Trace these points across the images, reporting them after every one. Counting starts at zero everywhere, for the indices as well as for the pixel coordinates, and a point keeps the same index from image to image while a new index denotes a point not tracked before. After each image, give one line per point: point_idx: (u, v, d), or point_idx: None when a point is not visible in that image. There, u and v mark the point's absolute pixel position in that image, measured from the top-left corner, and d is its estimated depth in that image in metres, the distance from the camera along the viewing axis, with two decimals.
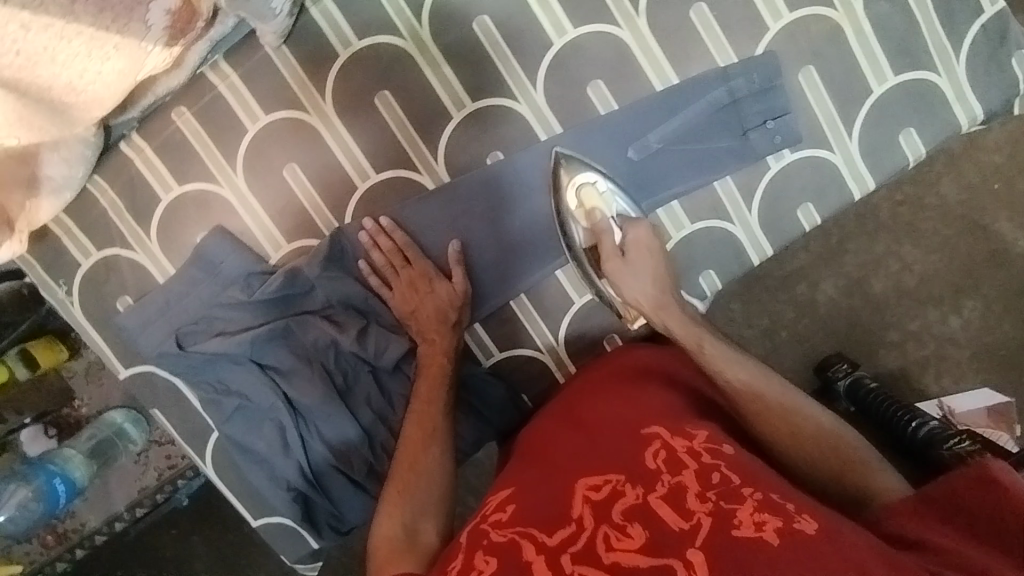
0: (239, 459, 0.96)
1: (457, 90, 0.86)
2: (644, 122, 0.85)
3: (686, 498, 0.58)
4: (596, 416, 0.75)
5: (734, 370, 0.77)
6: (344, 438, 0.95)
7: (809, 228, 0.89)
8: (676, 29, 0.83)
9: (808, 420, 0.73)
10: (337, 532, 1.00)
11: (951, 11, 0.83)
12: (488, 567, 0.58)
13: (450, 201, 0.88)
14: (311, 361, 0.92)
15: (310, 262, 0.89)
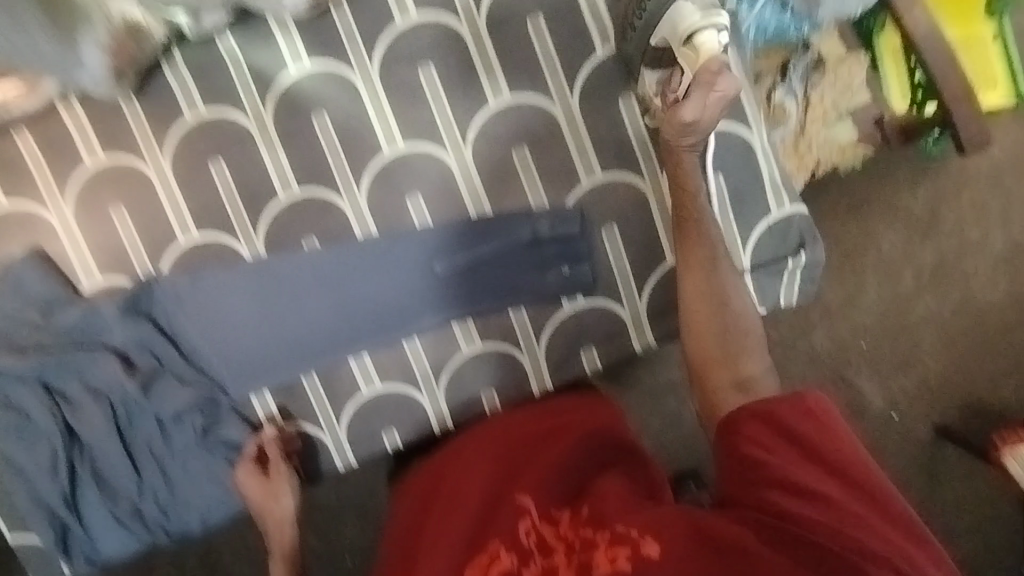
0: (7, 476, 0.95)
1: (286, 173, 0.91)
2: (447, 247, 0.92)
3: (557, 572, 0.64)
4: (450, 477, 0.79)
5: (695, 206, 0.80)
6: (117, 474, 0.97)
7: (592, 369, 0.96)
8: (498, 165, 0.91)
9: (716, 308, 0.79)
10: (93, 565, 1.00)
11: (745, 204, 0.90)
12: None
13: (264, 275, 0.93)
14: (99, 394, 0.95)
15: (112, 301, 0.94)
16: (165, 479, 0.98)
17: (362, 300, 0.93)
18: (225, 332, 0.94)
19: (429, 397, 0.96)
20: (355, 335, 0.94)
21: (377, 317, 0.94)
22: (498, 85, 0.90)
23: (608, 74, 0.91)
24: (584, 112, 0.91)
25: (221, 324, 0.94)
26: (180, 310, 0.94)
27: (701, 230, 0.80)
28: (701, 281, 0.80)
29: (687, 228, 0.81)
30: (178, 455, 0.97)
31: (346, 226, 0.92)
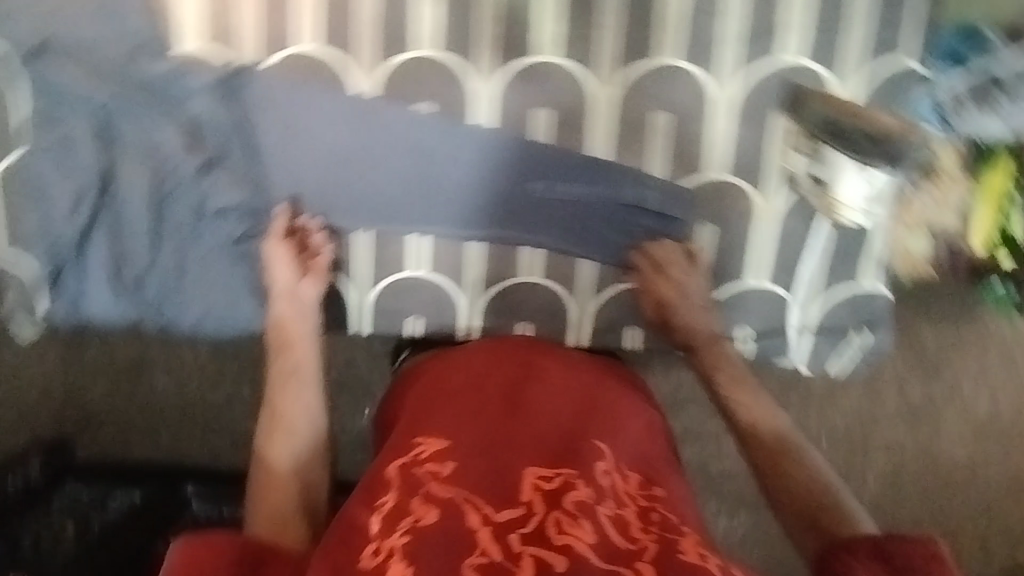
0: (23, 190, 0.91)
1: (433, 29, 0.87)
2: (541, 168, 0.90)
3: (629, 529, 0.67)
4: (526, 382, 0.81)
5: (739, 378, 0.82)
6: (134, 238, 0.93)
7: (629, 347, 0.97)
8: (634, 118, 0.88)
9: (761, 413, 0.78)
10: (68, 316, 0.97)
11: (837, 264, 0.91)
12: (425, 518, 0.66)
13: (366, 113, 0.89)
14: (152, 155, 0.90)
15: (206, 71, 0.88)
16: (179, 266, 0.95)
17: (449, 180, 0.90)
18: (301, 151, 0.90)
19: (467, 302, 0.96)
20: (428, 210, 0.92)
21: (457, 202, 0.91)
22: (672, 44, 0.86)
23: (777, 86, 0.87)
24: (738, 110, 0.87)
25: (291, 144, 0.90)
26: (263, 113, 0.89)
27: (748, 392, 0.80)
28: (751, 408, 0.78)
29: (740, 391, 0.80)
30: (201, 249, 0.94)
31: (466, 106, 0.89)
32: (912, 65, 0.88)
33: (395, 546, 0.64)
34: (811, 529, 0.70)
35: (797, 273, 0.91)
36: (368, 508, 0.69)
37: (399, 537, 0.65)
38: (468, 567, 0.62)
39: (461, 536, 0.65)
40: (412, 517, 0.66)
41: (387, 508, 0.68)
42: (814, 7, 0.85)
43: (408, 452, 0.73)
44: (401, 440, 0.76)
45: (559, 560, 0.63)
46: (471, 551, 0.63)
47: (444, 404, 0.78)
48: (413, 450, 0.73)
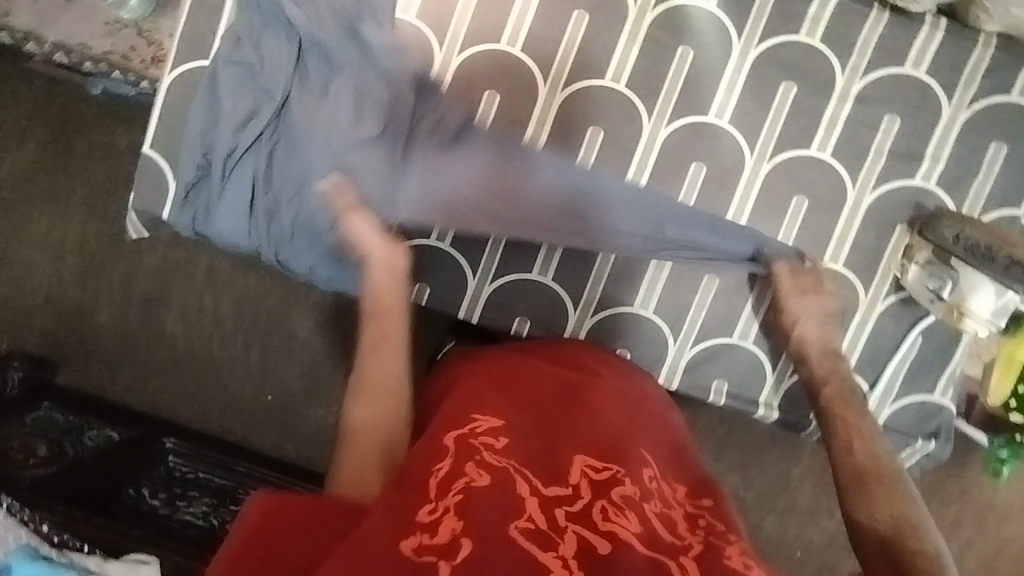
0: (200, 96, 0.95)
1: (624, 67, 0.95)
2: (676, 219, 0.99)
3: (675, 526, 0.63)
4: (585, 385, 0.80)
5: (850, 403, 0.81)
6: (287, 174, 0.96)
7: (711, 399, 1.01)
8: (776, 194, 0.97)
9: (866, 440, 0.77)
10: (191, 228, 0.99)
11: (917, 374, 0.98)
12: (479, 481, 0.62)
13: (519, 142, 0.97)
14: (335, 100, 0.95)
15: (412, 43, 0.95)
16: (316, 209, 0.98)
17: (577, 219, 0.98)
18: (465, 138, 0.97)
19: (576, 317, 1.00)
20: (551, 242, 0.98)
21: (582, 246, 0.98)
22: (827, 141, 0.95)
23: (907, 203, 0.96)
24: (867, 213, 0.96)
25: (434, 141, 0.97)
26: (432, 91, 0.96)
27: (856, 412, 0.80)
28: (862, 437, 0.77)
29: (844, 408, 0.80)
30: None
31: (633, 141, 0.96)
32: None
33: (450, 504, 0.60)
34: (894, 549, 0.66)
35: (880, 372, 0.98)
36: (423, 467, 0.65)
37: (453, 496, 0.60)
38: (515, 529, 0.58)
39: (509, 501, 0.61)
40: (466, 479, 0.62)
41: (443, 472, 0.63)
42: (957, 144, 0.95)
43: (464, 423, 0.69)
44: (456, 413, 0.72)
45: (603, 543, 0.59)
46: (520, 515, 0.59)
47: (500, 386, 0.76)
48: (470, 422, 0.70)
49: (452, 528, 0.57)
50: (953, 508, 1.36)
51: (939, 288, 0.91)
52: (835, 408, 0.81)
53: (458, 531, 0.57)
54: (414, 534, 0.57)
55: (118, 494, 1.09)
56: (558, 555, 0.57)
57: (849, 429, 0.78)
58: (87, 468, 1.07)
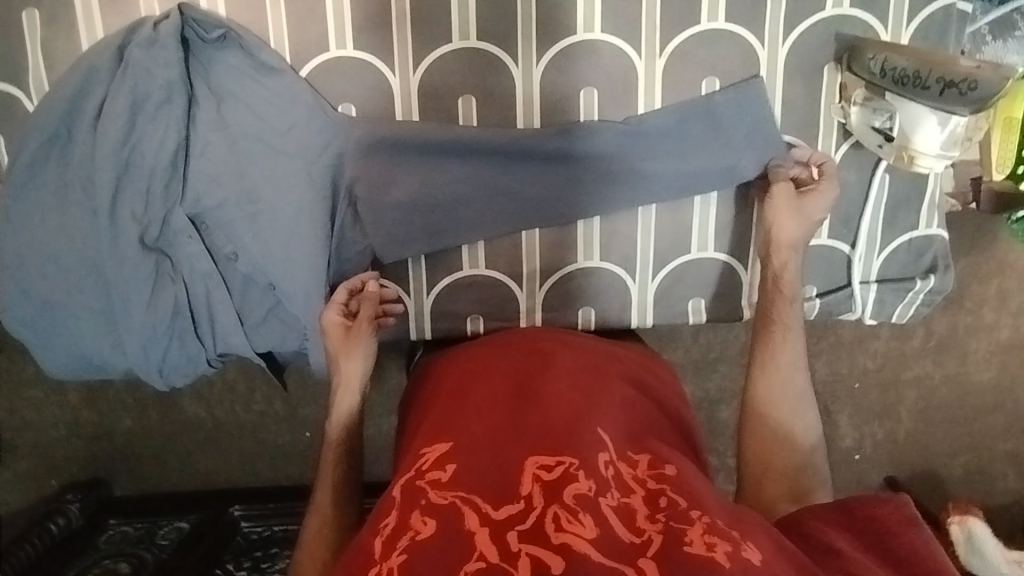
0: (46, 229, 0.86)
1: (468, 19, 0.84)
2: (687, 142, 0.87)
3: (634, 519, 0.58)
4: (536, 373, 0.72)
5: (785, 323, 0.82)
6: (165, 282, 0.90)
7: (694, 321, 0.96)
8: (681, 87, 0.86)
9: (786, 367, 0.80)
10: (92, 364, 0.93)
11: (896, 213, 0.90)
12: (425, 530, 0.57)
13: (438, 130, 0.87)
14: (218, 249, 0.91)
15: (239, 82, 0.86)
16: (207, 304, 0.92)
17: (522, 180, 0.89)
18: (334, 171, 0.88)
19: (527, 295, 0.94)
20: (478, 219, 0.90)
21: (527, 207, 0.89)
22: (716, 8, 0.84)
23: (827, 39, 0.84)
24: (787, 68, 0.85)
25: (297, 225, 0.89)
26: (282, 140, 0.87)
27: (787, 339, 0.81)
28: (793, 367, 0.80)
29: (772, 337, 0.81)
30: (235, 288, 0.93)
31: (511, 94, 0.87)
32: (961, 5, 0.84)
33: (394, 565, 0.55)
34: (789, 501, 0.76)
35: (857, 229, 0.90)
36: (371, 528, 0.61)
37: (398, 556, 0.56)
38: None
39: (460, 544, 0.55)
40: (411, 532, 0.58)
41: (389, 528, 0.60)
42: None
43: (413, 462, 0.65)
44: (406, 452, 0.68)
45: (558, 561, 0.53)
46: (469, 556, 0.54)
47: (452, 398, 0.73)
48: (418, 459, 0.65)
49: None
50: (993, 284, 1.28)
51: (885, 124, 0.82)
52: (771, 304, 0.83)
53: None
54: None
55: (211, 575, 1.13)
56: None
57: (773, 357, 0.81)
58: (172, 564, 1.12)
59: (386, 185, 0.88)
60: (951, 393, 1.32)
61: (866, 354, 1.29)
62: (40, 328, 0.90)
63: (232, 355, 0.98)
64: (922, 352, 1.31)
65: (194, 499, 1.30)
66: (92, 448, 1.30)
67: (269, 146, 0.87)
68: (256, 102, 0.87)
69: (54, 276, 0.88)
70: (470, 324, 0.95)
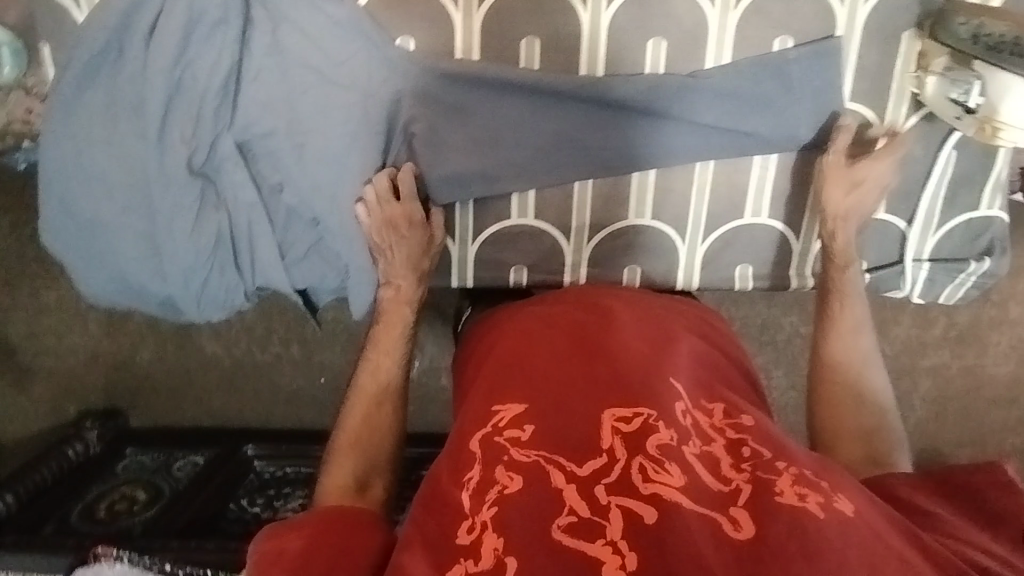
0: (90, 147, 0.85)
1: None
2: (749, 97, 0.84)
3: (719, 468, 0.59)
4: (602, 329, 0.73)
5: (844, 294, 0.83)
6: (208, 209, 0.89)
7: (739, 287, 0.95)
8: (753, 43, 0.83)
9: (853, 333, 0.81)
10: (127, 287, 0.92)
11: (959, 192, 0.88)
12: (512, 485, 0.58)
13: (508, 72, 0.84)
14: (264, 182, 0.89)
15: (296, 6, 0.83)
16: (249, 235, 0.90)
17: (586, 127, 0.86)
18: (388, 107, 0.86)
19: (573, 250, 0.93)
20: (535, 164, 0.88)
21: (587, 153, 0.87)
22: None
23: (910, 2, 0.81)
24: (866, 31, 0.82)
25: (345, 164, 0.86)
26: (339, 72, 0.85)
27: (848, 305, 0.82)
28: (861, 334, 0.82)
29: (833, 304, 0.83)
30: (278, 220, 0.91)
31: (576, 38, 0.84)
32: None
33: (487, 519, 0.56)
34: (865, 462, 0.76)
35: (916, 205, 0.88)
36: (454, 483, 0.61)
37: (489, 510, 0.57)
38: (558, 530, 0.54)
39: (550, 499, 0.56)
40: (499, 486, 0.58)
41: (474, 483, 0.60)
42: None
43: (486, 417, 0.66)
44: (476, 405, 0.68)
45: (651, 511, 0.54)
46: (561, 510, 0.55)
47: (516, 352, 0.73)
48: (491, 415, 0.66)
49: (494, 547, 0.54)
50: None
51: (963, 96, 0.78)
52: (834, 275, 0.85)
53: (501, 549, 0.53)
54: (459, 562, 0.54)
55: (223, 511, 1.16)
56: (607, 542, 0.53)
57: (842, 316, 0.82)
58: (177, 505, 1.14)
59: (444, 126, 0.86)
60: (974, 381, 1.32)
61: (897, 336, 1.29)
62: (81, 248, 0.89)
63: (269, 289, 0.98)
64: (954, 338, 1.30)
65: (214, 433, 1.32)
66: (118, 374, 1.31)
67: (320, 77, 0.85)
68: (312, 29, 0.83)
69: (97, 195, 0.86)
70: (513, 274, 0.94)
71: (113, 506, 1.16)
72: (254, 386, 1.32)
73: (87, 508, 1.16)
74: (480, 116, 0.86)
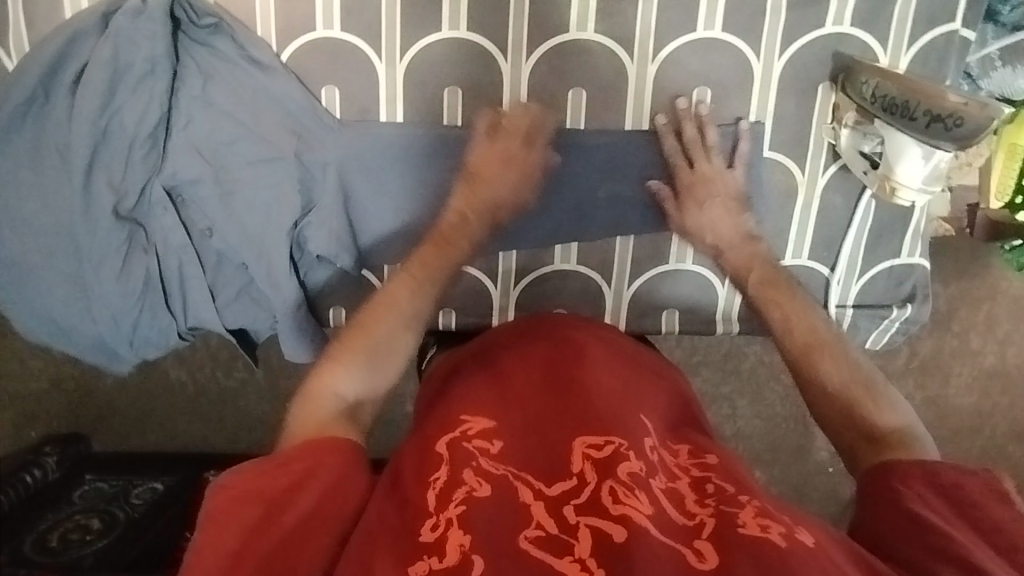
0: (19, 190, 0.85)
1: (460, 9, 0.82)
2: (666, 167, 0.86)
3: (685, 503, 0.58)
4: (579, 356, 0.72)
5: (779, 291, 0.71)
6: (137, 252, 0.89)
7: (666, 330, 0.96)
8: (673, 95, 0.85)
9: (794, 320, 0.69)
10: (57, 327, 0.92)
11: (879, 240, 0.89)
12: (480, 488, 0.57)
13: (438, 133, 0.87)
14: (193, 226, 0.90)
15: (227, 60, 0.85)
16: (179, 277, 0.91)
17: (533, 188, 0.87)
18: (316, 155, 0.88)
19: (501, 294, 0.93)
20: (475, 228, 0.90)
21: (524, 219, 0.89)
22: (713, 15, 0.82)
23: (822, 57, 0.82)
24: (782, 83, 0.83)
25: (275, 213, 0.88)
26: (270, 124, 0.86)
27: (795, 300, 0.70)
28: (810, 315, 0.69)
29: (780, 302, 0.71)
30: (209, 264, 0.92)
31: (498, 88, 0.85)
32: (964, 32, 0.82)
33: (453, 516, 0.55)
34: (861, 443, 0.62)
35: (838, 253, 0.90)
36: (418, 480, 0.59)
37: (455, 508, 0.56)
38: (525, 541, 0.53)
39: (516, 513, 0.56)
40: (466, 488, 0.58)
41: (440, 483, 0.58)
42: None
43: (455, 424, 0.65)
44: (441, 413, 0.67)
45: (619, 531, 0.54)
46: (527, 524, 0.54)
47: (485, 369, 0.73)
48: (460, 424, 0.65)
49: (459, 544, 0.52)
50: (982, 308, 1.27)
51: (874, 149, 0.81)
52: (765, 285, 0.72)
53: (467, 547, 0.52)
54: (422, 558, 0.51)
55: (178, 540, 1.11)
56: (574, 559, 0.51)
57: (784, 312, 0.70)
58: (139, 533, 1.11)
59: (379, 182, 0.90)
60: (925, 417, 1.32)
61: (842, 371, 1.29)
62: (11, 287, 0.89)
63: (203, 328, 0.98)
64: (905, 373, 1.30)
65: (172, 456, 1.29)
66: (72, 402, 1.31)
67: (253, 128, 0.86)
68: (244, 80, 0.86)
69: (26, 238, 0.87)
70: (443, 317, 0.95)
71: (66, 535, 1.10)
72: (203, 417, 1.33)
73: (37, 538, 1.09)
74: (408, 169, 0.89)
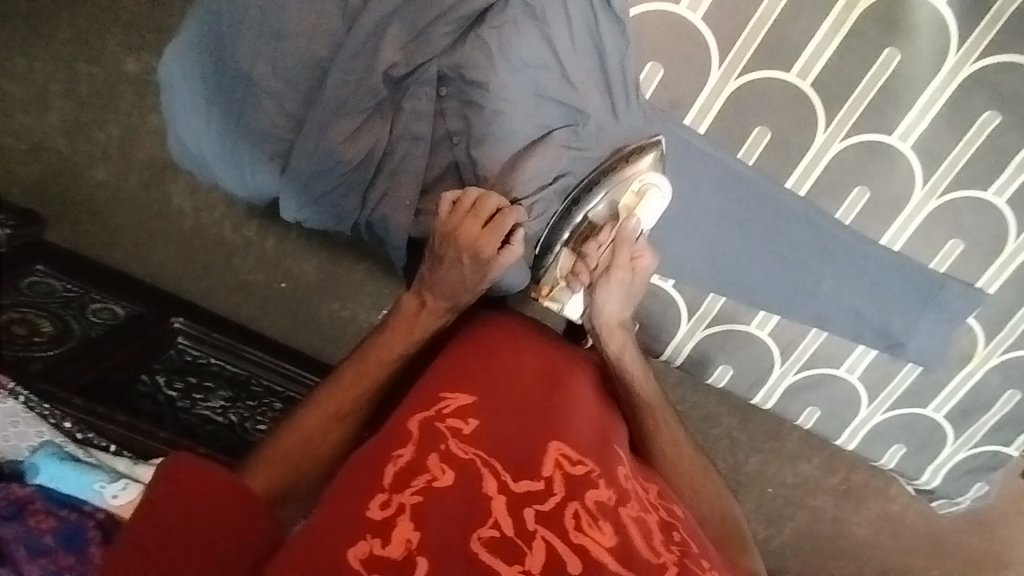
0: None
1: (818, 61, 0.78)
2: (897, 291, 0.89)
3: (652, 537, 0.55)
4: (568, 379, 0.70)
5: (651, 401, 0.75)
6: (373, 121, 0.78)
7: (798, 421, 1.03)
8: (936, 233, 0.87)
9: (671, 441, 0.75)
10: (237, 158, 0.80)
11: (1006, 430, 0.97)
12: (443, 478, 0.54)
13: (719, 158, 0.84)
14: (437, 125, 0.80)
15: None
16: (394, 169, 0.81)
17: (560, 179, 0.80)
18: (603, 126, 0.80)
19: (686, 331, 0.97)
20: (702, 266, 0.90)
21: (743, 275, 0.90)
22: (1008, 186, 0.83)
23: None
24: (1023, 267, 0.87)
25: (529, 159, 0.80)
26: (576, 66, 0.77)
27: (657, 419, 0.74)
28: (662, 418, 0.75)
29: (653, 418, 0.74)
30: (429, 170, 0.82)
31: (799, 152, 0.83)
32: None
33: (407, 503, 0.52)
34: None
35: (970, 424, 0.98)
36: (384, 454, 0.56)
37: (411, 495, 0.52)
38: (476, 541, 0.50)
39: (475, 506, 0.52)
40: (427, 475, 0.54)
41: (404, 462, 0.55)
42: None
43: (433, 402, 0.61)
44: (424, 387, 0.64)
45: (574, 561, 0.50)
46: (484, 521, 0.51)
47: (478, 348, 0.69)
48: (438, 401, 0.61)
49: (407, 537, 0.49)
50: None
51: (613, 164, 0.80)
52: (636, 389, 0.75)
53: (414, 544, 0.49)
54: (365, 537, 0.48)
55: (134, 380, 1.04)
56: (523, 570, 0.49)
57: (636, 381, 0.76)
58: (95, 351, 1.01)
59: None
60: None
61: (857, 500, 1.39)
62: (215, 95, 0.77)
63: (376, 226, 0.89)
64: None
65: (138, 283, 1.19)
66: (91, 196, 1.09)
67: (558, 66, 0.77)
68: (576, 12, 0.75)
69: (263, 51, 0.74)
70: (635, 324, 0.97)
71: (10, 326, 0.99)
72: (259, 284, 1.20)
73: None
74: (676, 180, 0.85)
